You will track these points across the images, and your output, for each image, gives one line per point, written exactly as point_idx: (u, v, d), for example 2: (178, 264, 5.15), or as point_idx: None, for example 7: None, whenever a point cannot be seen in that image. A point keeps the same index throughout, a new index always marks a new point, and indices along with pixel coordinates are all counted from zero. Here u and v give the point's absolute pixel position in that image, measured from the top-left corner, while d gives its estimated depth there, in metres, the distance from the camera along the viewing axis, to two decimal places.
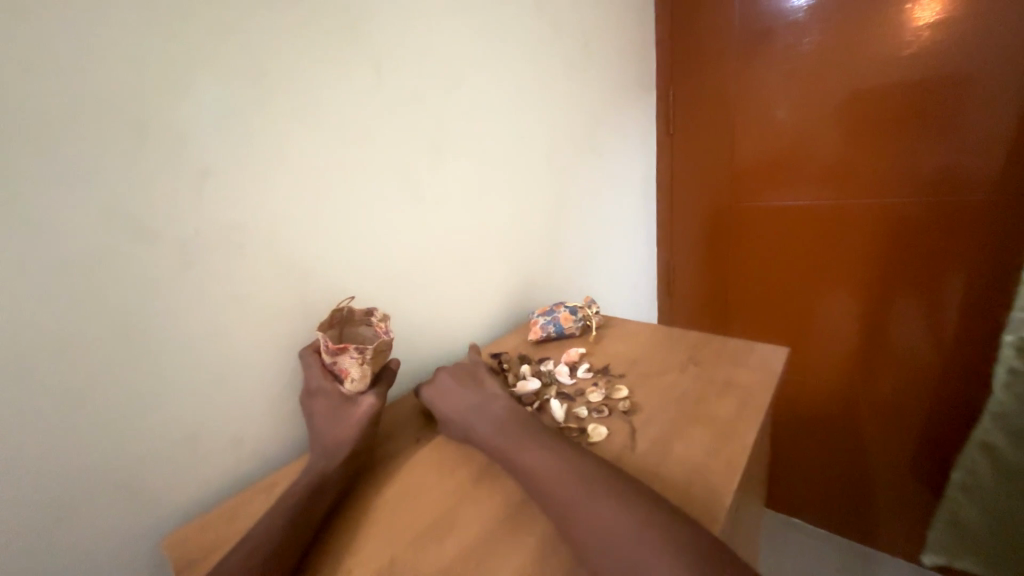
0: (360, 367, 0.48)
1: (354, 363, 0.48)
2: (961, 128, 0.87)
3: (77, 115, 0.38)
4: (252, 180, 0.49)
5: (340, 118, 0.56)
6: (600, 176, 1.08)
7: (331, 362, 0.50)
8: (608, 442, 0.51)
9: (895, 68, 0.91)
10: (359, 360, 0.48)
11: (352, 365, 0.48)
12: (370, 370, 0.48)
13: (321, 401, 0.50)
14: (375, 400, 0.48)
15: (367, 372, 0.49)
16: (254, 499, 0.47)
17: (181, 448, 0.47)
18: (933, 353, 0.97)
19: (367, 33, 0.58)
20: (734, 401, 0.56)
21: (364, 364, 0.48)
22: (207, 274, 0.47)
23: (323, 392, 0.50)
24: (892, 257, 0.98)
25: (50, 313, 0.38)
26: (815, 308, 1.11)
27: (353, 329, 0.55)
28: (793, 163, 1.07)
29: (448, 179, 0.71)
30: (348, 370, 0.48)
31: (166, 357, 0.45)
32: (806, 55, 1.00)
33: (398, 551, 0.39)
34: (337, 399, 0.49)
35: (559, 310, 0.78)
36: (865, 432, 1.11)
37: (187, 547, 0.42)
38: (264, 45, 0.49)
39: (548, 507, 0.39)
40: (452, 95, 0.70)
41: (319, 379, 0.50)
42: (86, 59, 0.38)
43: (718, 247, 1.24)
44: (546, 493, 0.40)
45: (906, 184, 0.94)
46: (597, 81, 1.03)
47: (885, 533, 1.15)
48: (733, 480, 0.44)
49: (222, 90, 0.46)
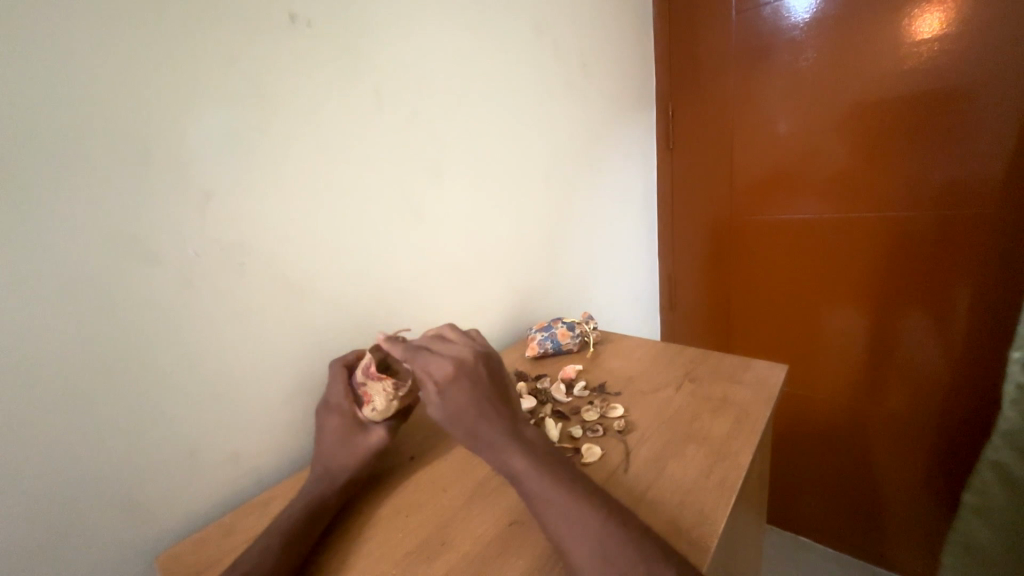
0: (388, 401, 0.49)
1: (384, 396, 0.49)
2: (964, 141, 0.86)
3: (85, 144, 0.40)
4: (253, 202, 0.51)
5: (341, 141, 0.58)
6: (600, 191, 1.09)
7: (359, 385, 0.51)
8: (601, 462, 0.50)
9: (895, 83, 0.91)
10: (391, 395, 0.49)
11: (381, 397, 0.49)
12: (395, 406, 0.49)
13: (334, 418, 0.50)
14: (384, 436, 0.49)
15: (391, 407, 0.49)
16: (249, 516, 0.47)
17: (179, 464, 0.48)
18: (942, 368, 0.96)
19: (369, 59, 0.60)
20: (730, 420, 0.55)
21: (393, 399, 0.49)
22: (207, 292, 0.48)
23: (339, 410, 0.50)
24: (897, 270, 0.97)
25: (55, 331, 0.39)
26: (820, 321, 1.10)
27: (391, 357, 0.55)
28: (795, 177, 1.07)
29: (448, 197, 0.72)
30: (374, 399, 0.49)
31: (166, 375, 0.46)
32: (805, 71, 1.01)
33: (387, 571, 0.39)
34: (345, 419, 0.49)
35: (557, 326, 0.78)
36: (872, 448, 1.09)
37: (180, 563, 0.42)
38: (269, 73, 0.51)
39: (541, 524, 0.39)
40: (453, 116, 0.72)
41: (341, 396, 0.51)
42: (97, 88, 0.40)
43: (720, 260, 1.23)
44: (535, 513, 0.40)
45: (908, 197, 0.94)
46: (597, 99, 1.05)
47: (897, 554, 1.11)
48: (725, 500, 0.43)
49: (226, 116, 0.48)
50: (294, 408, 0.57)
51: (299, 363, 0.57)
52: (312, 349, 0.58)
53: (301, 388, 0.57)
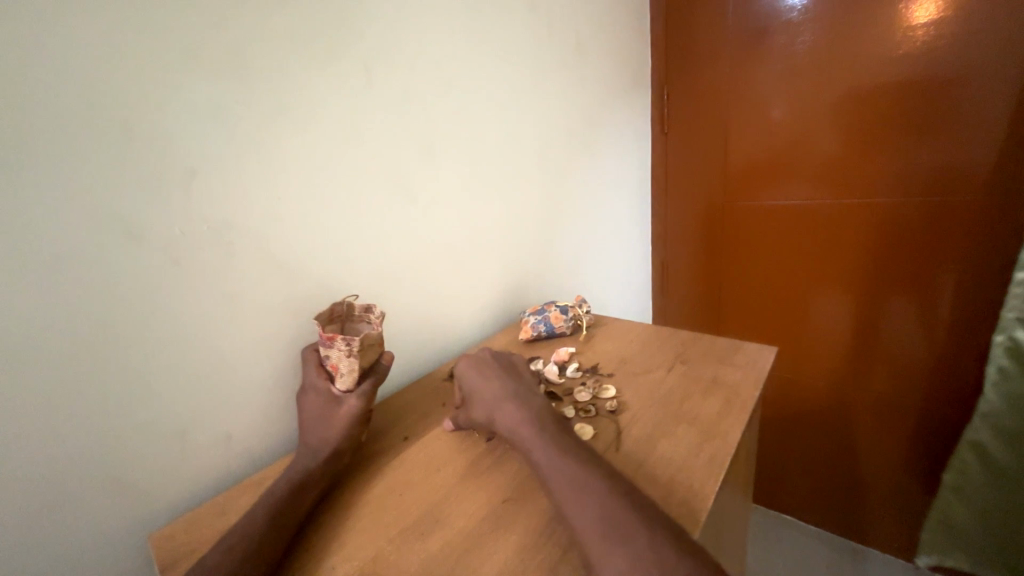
0: (348, 361, 0.47)
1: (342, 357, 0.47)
2: (956, 127, 0.87)
3: (64, 117, 0.38)
4: (240, 180, 0.50)
5: (330, 118, 0.57)
6: (594, 175, 1.08)
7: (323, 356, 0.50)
8: (593, 441, 0.51)
9: (889, 68, 0.91)
10: (347, 352, 0.47)
11: (340, 359, 0.47)
12: (357, 364, 0.48)
13: (312, 397, 0.50)
14: (359, 403, 0.48)
15: (355, 367, 0.48)
16: (242, 496, 0.47)
17: (170, 445, 0.47)
18: (926, 353, 0.98)
19: (358, 34, 0.58)
20: (721, 400, 0.56)
21: (351, 357, 0.47)
22: (195, 272, 0.47)
23: (315, 390, 0.50)
24: (885, 256, 0.99)
25: (39, 311, 0.38)
26: (809, 307, 1.11)
27: (353, 325, 0.55)
28: (787, 163, 1.07)
29: (440, 179, 0.71)
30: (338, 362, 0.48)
31: (155, 355, 0.45)
32: (801, 55, 1.00)
33: (381, 548, 0.39)
34: (322, 398, 0.49)
35: (550, 309, 0.78)
36: (857, 430, 1.11)
37: (173, 543, 0.42)
38: (254, 46, 0.49)
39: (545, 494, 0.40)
40: (445, 95, 0.71)
41: (314, 376, 0.51)
42: (73, 57, 0.39)
43: (712, 246, 1.24)
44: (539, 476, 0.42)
45: (898, 184, 0.94)
46: (591, 82, 1.04)
47: (878, 531, 1.15)
48: (715, 478, 0.44)
49: (210, 91, 0.47)
50: (286, 389, 0.57)
51: (291, 344, 0.57)
52: (304, 330, 0.57)
53: (292, 370, 0.57)
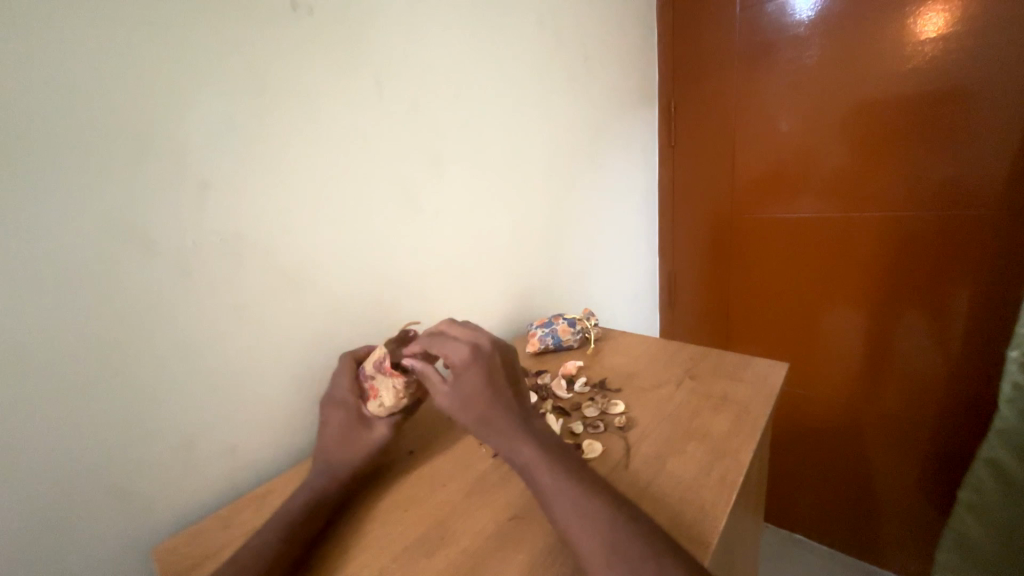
0: (398, 396, 0.48)
1: (393, 391, 0.48)
2: (965, 141, 0.86)
3: (81, 130, 0.39)
4: (252, 192, 0.50)
5: (341, 132, 0.57)
6: (601, 187, 1.08)
7: (368, 379, 0.50)
8: (602, 458, 0.50)
9: (897, 83, 0.91)
10: (404, 389, 0.48)
11: (390, 392, 0.48)
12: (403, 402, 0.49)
13: (338, 413, 0.49)
14: (384, 433, 0.48)
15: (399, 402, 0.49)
16: (247, 509, 0.47)
17: (176, 456, 0.47)
18: (939, 368, 0.96)
19: (370, 49, 0.59)
20: (731, 418, 0.55)
21: (404, 393, 0.48)
22: (205, 282, 0.47)
23: (343, 405, 0.49)
24: (896, 270, 0.97)
25: (52, 320, 0.39)
26: (819, 320, 1.10)
27: None
28: (795, 176, 1.07)
29: (448, 191, 0.72)
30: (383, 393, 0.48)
31: (164, 365, 0.45)
32: (808, 69, 1.01)
33: (386, 565, 0.39)
34: (349, 414, 0.49)
35: (557, 322, 0.78)
36: (869, 447, 1.09)
37: (176, 556, 0.42)
38: (269, 61, 0.50)
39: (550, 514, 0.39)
40: (454, 108, 0.71)
41: (347, 391, 0.50)
42: (93, 73, 0.39)
43: (720, 258, 1.23)
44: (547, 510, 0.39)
45: (908, 197, 0.94)
46: (599, 95, 1.04)
47: (892, 552, 1.12)
48: (727, 498, 0.43)
49: (225, 105, 0.47)
50: (292, 401, 0.57)
51: (298, 356, 0.56)
52: (311, 341, 0.57)
53: (299, 381, 0.57)
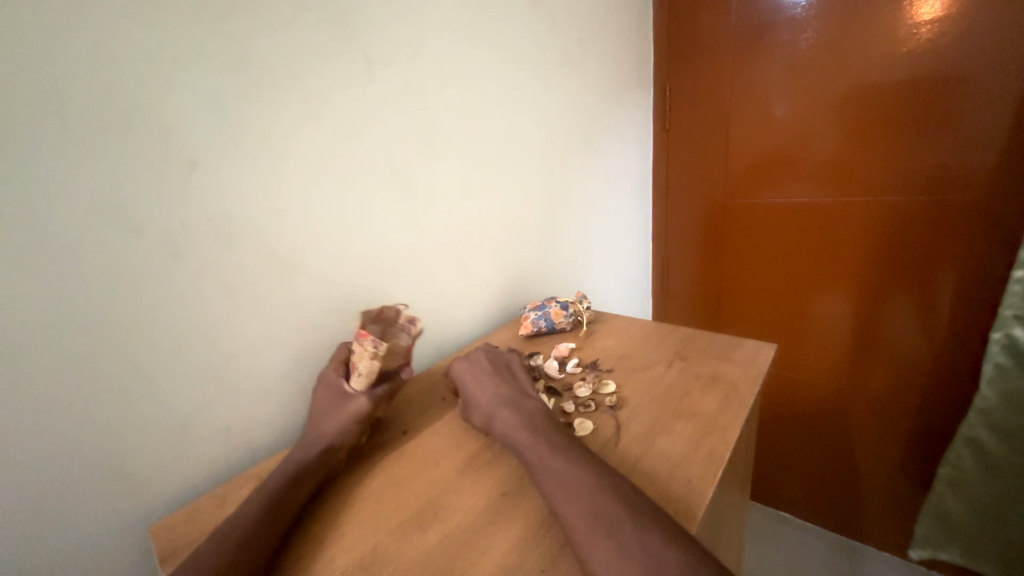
0: (370, 362, 0.48)
1: (365, 358, 0.48)
2: (958, 127, 0.86)
3: (64, 106, 0.38)
4: (241, 173, 0.49)
5: (332, 111, 0.56)
6: (595, 171, 1.08)
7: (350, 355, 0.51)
8: (592, 436, 0.51)
9: (892, 67, 0.91)
10: (371, 352, 0.48)
11: (363, 359, 0.48)
12: (378, 367, 0.48)
13: (322, 388, 0.52)
14: (365, 403, 0.48)
15: (375, 369, 0.48)
16: (243, 487, 0.48)
17: (171, 436, 0.47)
18: (924, 351, 0.98)
19: (360, 26, 0.58)
20: (720, 397, 0.56)
21: (374, 358, 0.48)
22: (195, 263, 0.47)
23: (329, 385, 0.52)
24: (886, 255, 0.99)
25: (38, 302, 0.38)
26: (808, 305, 1.12)
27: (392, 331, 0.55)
28: (788, 161, 1.07)
29: (441, 173, 0.71)
30: (359, 363, 0.49)
31: (155, 347, 0.45)
32: (804, 52, 1.00)
33: (380, 540, 0.40)
34: (331, 392, 0.51)
35: (550, 305, 0.78)
36: (854, 428, 1.12)
37: (173, 533, 0.42)
38: (255, 36, 0.49)
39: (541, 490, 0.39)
40: (447, 89, 0.70)
41: (332, 372, 0.52)
42: (72, 46, 0.38)
43: (713, 243, 1.24)
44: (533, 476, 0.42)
45: (899, 182, 0.94)
46: (594, 77, 1.03)
47: (874, 528, 1.16)
48: (713, 473, 0.44)
49: (210, 81, 0.46)
50: (285, 382, 0.57)
51: (291, 338, 0.57)
52: (304, 323, 0.58)
53: (293, 363, 0.57)
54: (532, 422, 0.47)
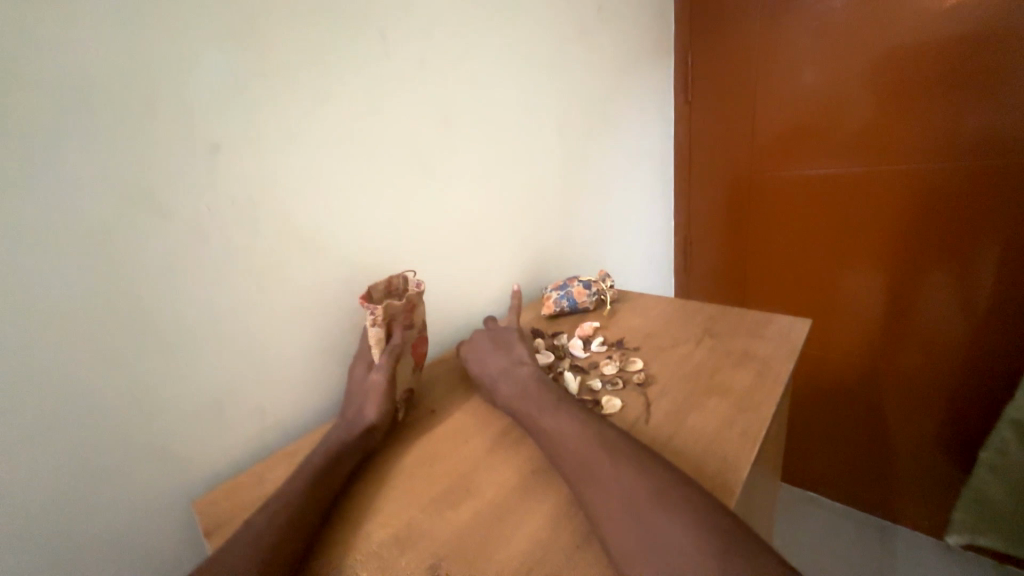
0: (372, 331, 0.50)
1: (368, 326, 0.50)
2: (1007, 86, 0.80)
3: (88, 91, 0.38)
4: (262, 156, 0.49)
5: (350, 91, 0.56)
6: (615, 147, 1.05)
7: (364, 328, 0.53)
8: (621, 414, 0.50)
9: (935, 23, 0.84)
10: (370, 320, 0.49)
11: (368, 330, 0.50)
12: (382, 334, 0.50)
13: (359, 367, 0.53)
14: (382, 378, 0.49)
15: (381, 337, 0.50)
16: (278, 465, 0.49)
17: (208, 417, 0.49)
18: (964, 326, 0.94)
19: (374, 1, 0.57)
20: (752, 374, 0.55)
21: (375, 326, 0.50)
22: (223, 248, 0.48)
23: (364, 360, 0.53)
24: (923, 227, 0.94)
25: (75, 288, 0.39)
26: (840, 281, 1.07)
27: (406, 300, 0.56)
28: (819, 130, 1.02)
29: (460, 151, 0.70)
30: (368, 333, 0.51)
31: (187, 331, 0.46)
32: (838, 12, 0.94)
33: (414, 516, 0.40)
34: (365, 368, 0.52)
35: (573, 284, 0.77)
36: (888, 407, 1.08)
37: (216, 508, 0.44)
38: (270, 15, 0.48)
39: (571, 466, 0.39)
40: (463, 64, 0.68)
41: (366, 348, 0.54)
42: (93, 32, 0.38)
43: (738, 219, 1.20)
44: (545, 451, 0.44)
45: (940, 149, 0.89)
46: (613, 48, 0.99)
47: (907, 508, 1.13)
48: (748, 450, 0.43)
49: (227, 63, 0.46)
50: (314, 364, 0.58)
51: (319, 320, 0.57)
52: (331, 305, 0.58)
53: (321, 345, 0.58)
54: (527, 392, 0.49)
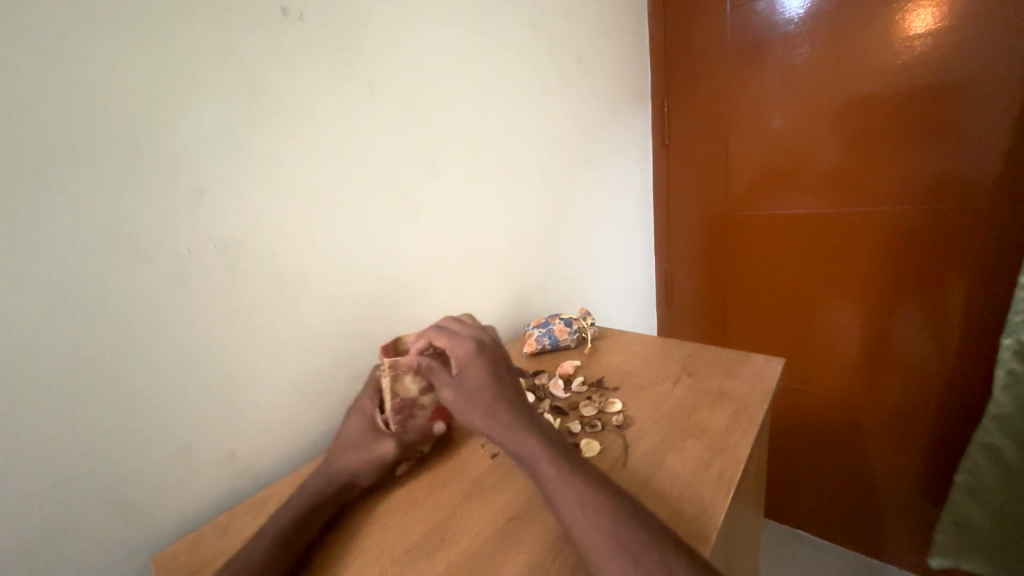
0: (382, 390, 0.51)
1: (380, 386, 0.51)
2: (958, 135, 0.86)
3: (74, 137, 0.39)
4: (245, 198, 0.50)
5: (336, 137, 0.58)
6: (596, 187, 1.09)
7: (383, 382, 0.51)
8: (600, 456, 0.50)
9: (891, 78, 0.91)
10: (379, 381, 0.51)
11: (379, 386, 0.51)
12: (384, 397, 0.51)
13: (355, 418, 0.50)
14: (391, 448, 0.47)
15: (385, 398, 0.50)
16: (245, 515, 0.47)
17: (177, 463, 0.47)
18: (936, 361, 0.96)
19: (363, 55, 0.60)
20: (729, 414, 0.55)
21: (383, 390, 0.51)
22: (200, 288, 0.48)
23: (362, 410, 0.50)
24: (893, 265, 0.98)
25: (45, 330, 0.39)
26: (816, 316, 1.10)
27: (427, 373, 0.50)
28: (790, 172, 1.07)
29: (443, 192, 0.72)
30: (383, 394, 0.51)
31: (158, 373, 0.45)
32: (799, 66, 1.01)
33: (385, 569, 0.39)
34: (364, 422, 0.49)
35: (554, 322, 0.78)
36: (868, 442, 1.09)
37: (175, 563, 0.42)
38: (260, 67, 0.50)
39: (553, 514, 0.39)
40: (448, 111, 0.72)
41: (369, 398, 0.51)
42: (81, 82, 0.39)
43: (718, 255, 1.24)
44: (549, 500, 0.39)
45: (903, 191, 0.94)
46: (591, 94, 1.04)
47: (894, 547, 1.12)
48: (724, 493, 0.43)
49: (216, 110, 0.47)
50: (289, 406, 0.57)
51: (296, 361, 0.57)
52: (308, 347, 0.57)
53: (297, 385, 0.57)
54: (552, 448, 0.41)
